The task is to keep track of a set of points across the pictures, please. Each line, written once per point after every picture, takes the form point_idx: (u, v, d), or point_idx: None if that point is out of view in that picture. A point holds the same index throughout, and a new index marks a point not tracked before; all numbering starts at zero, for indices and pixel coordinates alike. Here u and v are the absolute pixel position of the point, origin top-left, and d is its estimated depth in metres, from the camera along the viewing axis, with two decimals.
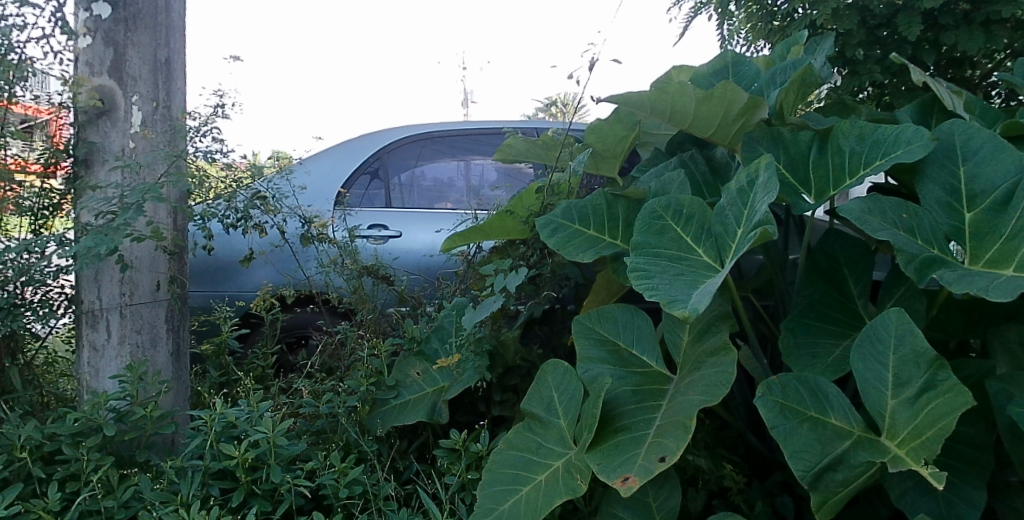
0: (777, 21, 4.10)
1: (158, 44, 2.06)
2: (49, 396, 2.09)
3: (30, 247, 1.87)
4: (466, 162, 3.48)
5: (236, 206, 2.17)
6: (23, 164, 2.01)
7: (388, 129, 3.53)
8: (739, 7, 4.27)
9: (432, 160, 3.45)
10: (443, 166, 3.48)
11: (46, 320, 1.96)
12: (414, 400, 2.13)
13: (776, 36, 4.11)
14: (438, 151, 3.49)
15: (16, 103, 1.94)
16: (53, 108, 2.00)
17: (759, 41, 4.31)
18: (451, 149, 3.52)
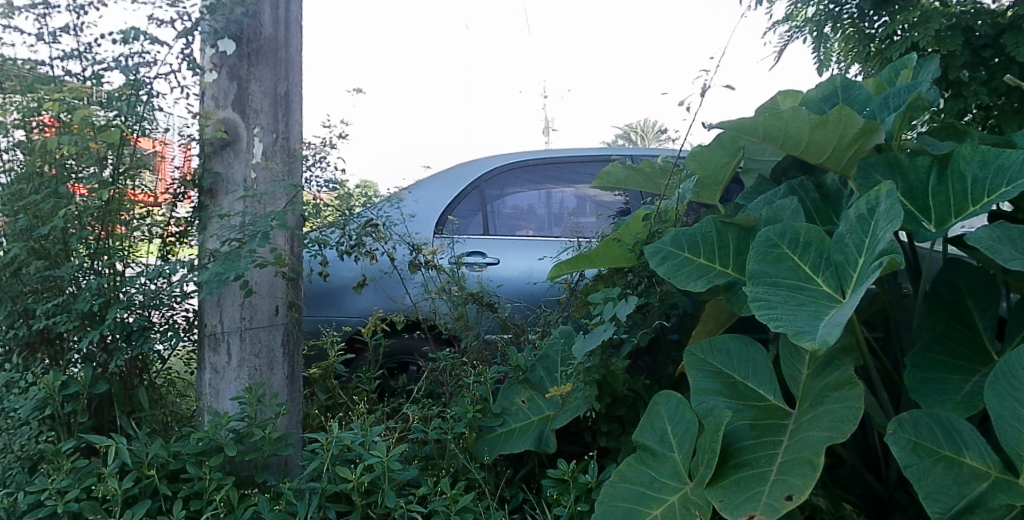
0: (875, 44, 4.01)
1: (278, 78, 2.13)
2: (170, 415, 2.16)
3: (161, 272, 1.98)
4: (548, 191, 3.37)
5: (350, 233, 2.14)
6: (153, 196, 2.08)
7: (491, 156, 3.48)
8: (835, 29, 4.11)
9: (519, 188, 3.36)
10: (522, 194, 3.38)
11: (171, 342, 2.03)
12: (520, 428, 2.13)
13: (875, 59, 4.01)
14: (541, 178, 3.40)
15: (146, 138, 2.03)
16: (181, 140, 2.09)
17: (854, 65, 4.20)
18: (539, 178, 3.44)
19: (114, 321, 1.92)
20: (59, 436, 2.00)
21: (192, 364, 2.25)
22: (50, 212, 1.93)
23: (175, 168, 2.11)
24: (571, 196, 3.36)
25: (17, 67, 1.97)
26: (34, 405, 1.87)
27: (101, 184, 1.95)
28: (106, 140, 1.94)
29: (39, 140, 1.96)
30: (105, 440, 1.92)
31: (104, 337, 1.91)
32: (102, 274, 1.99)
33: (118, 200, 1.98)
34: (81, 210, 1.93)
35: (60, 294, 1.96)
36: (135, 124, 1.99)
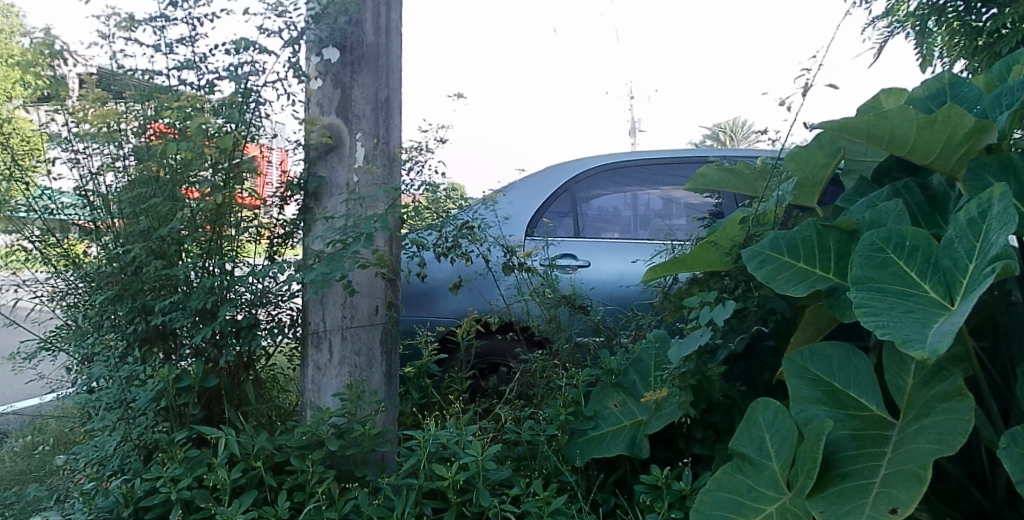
0: (984, 38, 3.80)
1: (378, 84, 2.20)
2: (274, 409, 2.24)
3: (268, 272, 2.04)
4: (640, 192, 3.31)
5: (447, 234, 2.20)
6: (258, 198, 2.14)
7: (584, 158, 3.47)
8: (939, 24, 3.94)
9: (611, 190, 3.32)
10: (610, 195, 3.33)
11: (277, 339, 2.10)
12: (612, 432, 2.13)
13: (984, 54, 3.80)
14: (633, 180, 3.35)
15: (253, 143, 2.10)
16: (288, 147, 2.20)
17: (960, 60, 3.98)
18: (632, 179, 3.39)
19: (225, 318, 1.99)
20: (172, 427, 2.05)
21: (294, 360, 2.30)
22: (166, 214, 2.01)
23: (283, 172, 2.19)
24: (657, 197, 3.27)
25: (138, 78, 2.07)
26: (152, 396, 1.93)
27: (214, 188, 2.01)
28: (218, 145, 1.98)
29: (157, 144, 2.03)
30: (215, 431, 1.97)
31: (215, 333, 2.01)
32: (214, 274, 2.06)
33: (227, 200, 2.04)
34: (197, 211, 2.01)
35: (175, 293, 2.02)
36: (245, 130, 2.07)
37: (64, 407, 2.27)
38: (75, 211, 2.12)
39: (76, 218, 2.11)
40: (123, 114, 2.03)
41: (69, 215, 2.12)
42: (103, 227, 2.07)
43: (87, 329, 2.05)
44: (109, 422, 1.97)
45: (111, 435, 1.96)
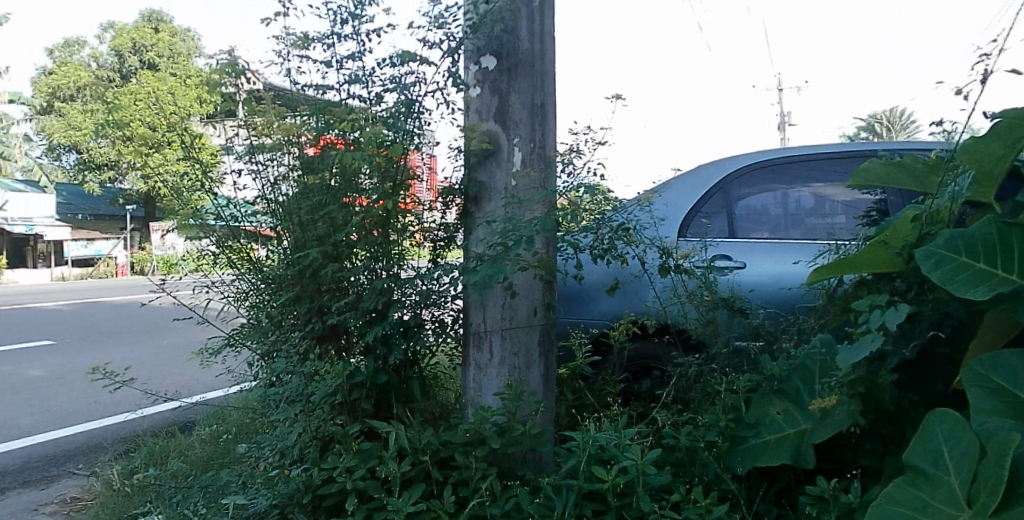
0: None
1: (534, 90, 2.24)
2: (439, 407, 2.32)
3: (433, 275, 2.13)
4: (795, 190, 3.20)
5: (602, 238, 2.26)
6: (414, 204, 2.19)
7: (734, 157, 3.40)
8: None
9: (764, 188, 3.23)
10: (762, 195, 3.24)
11: (442, 338, 2.20)
12: (775, 440, 2.09)
13: None
14: (789, 177, 3.23)
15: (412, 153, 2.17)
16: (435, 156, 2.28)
17: None
18: (786, 177, 3.28)
19: (395, 320, 2.10)
20: (346, 421, 2.13)
21: (455, 358, 2.38)
22: (340, 220, 2.09)
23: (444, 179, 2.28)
24: (811, 195, 3.15)
25: (311, 95, 2.20)
26: (328, 390, 2.00)
27: (383, 196, 2.08)
28: (388, 154, 2.07)
29: (327, 155, 2.11)
30: (386, 425, 2.05)
31: (384, 333, 2.10)
32: (382, 276, 2.14)
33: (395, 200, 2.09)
34: (366, 215, 2.07)
35: (346, 294, 2.12)
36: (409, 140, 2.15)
37: (248, 400, 2.45)
38: (257, 216, 2.27)
39: (258, 223, 2.27)
40: (300, 127, 2.14)
41: (257, 220, 2.28)
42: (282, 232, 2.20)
43: (267, 325, 2.22)
44: (290, 414, 2.06)
45: (293, 426, 2.05)
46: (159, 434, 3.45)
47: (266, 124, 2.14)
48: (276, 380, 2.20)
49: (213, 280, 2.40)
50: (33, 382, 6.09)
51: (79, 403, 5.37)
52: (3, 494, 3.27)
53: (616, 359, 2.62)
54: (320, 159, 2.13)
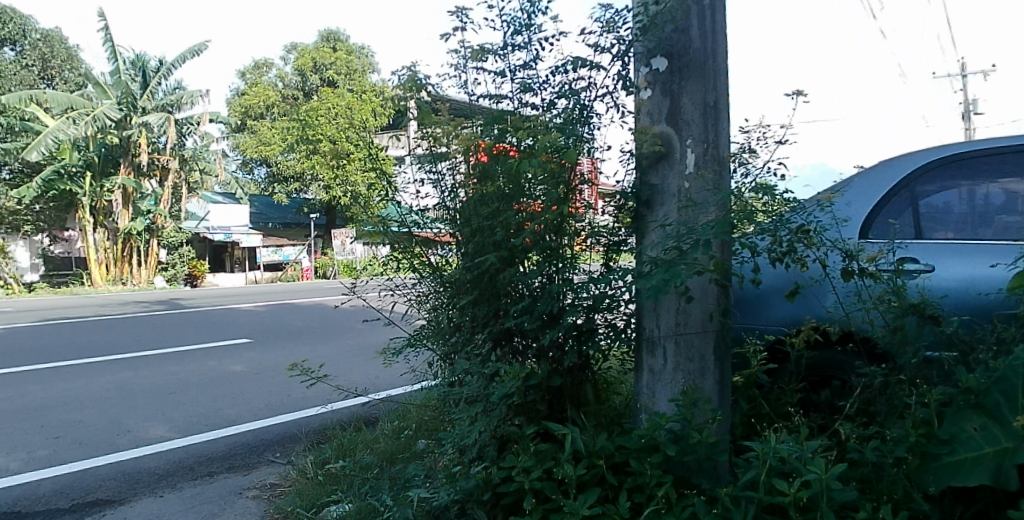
0: None
1: (705, 89, 2.34)
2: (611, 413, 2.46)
3: (604, 281, 2.20)
4: (987, 186, 3.07)
5: (781, 238, 2.20)
6: (582, 207, 2.31)
7: (916, 152, 3.33)
8: None
9: (951, 185, 3.13)
10: (948, 192, 3.14)
11: (613, 344, 2.30)
12: (973, 459, 1.90)
13: None
14: (979, 173, 3.11)
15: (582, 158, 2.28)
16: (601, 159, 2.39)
17: None
18: (976, 172, 3.15)
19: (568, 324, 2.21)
20: (525, 421, 2.25)
21: (627, 360, 2.50)
22: (516, 225, 2.24)
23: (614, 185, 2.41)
24: (1001, 192, 3.04)
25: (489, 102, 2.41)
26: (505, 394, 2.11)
27: (557, 201, 2.18)
28: (561, 160, 2.15)
29: (500, 160, 2.25)
30: (562, 428, 2.10)
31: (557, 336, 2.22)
32: (556, 281, 2.29)
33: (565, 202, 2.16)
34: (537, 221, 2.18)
35: (522, 298, 2.30)
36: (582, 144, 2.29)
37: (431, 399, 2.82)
38: (439, 224, 2.56)
39: (435, 229, 2.58)
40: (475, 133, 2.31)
41: (436, 227, 2.59)
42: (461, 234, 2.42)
43: (448, 327, 2.48)
44: (469, 412, 2.23)
45: (474, 425, 2.18)
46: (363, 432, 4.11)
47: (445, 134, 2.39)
48: (455, 378, 2.47)
49: (400, 281, 2.77)
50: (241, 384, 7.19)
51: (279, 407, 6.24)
52: (215, 476, 4.33)
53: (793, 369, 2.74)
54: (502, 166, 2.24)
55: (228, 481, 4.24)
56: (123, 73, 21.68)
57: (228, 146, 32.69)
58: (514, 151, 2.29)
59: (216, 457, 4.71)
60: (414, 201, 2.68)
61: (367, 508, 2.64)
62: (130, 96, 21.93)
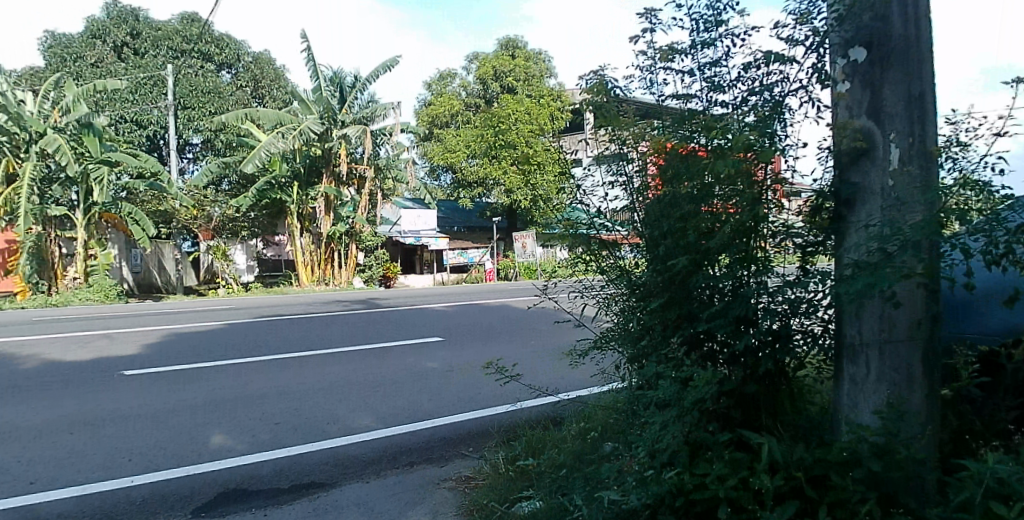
0: None
1: (907, 81, 3.69)
2: (807, 426, 3.93)
3: (807, 285, 3.72)
4: None
5: (994, 240, 3.24)
6: (778, 204, 3.89)
7: None
8: None
9: None
10: None
11: (810, 342, 3.91)
12: None
13: None
14: None
15: (777, 186, 3.87)
16: (779, 184, 3.88)
17: None
18: None
19: (765, 328, 3.82)
20: (718, 425, 3.91)
21: (821, 366, 4.10)
22: (708, 227, 3.92)
23: (807, 186, 3.97)
24: None
25: (705, 116, 4.09)
26: (704, 397, 3.57)
27: (749, 203, 3.76)
28: (755, 157, 3.69)
29: (692, 156, 3.99)
30: (760, 439, 3.35)
31: (751, 340, 3.86)
32: (752, 283, 3.88)
33: (760, 208, 3.76)
34: (730, 229, 3.78)
35: (714, 304, 3.97)
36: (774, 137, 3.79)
37: (622, 399, 4.73)
38: (616, 227, 4.58)
39: (620, 232, 4.53)
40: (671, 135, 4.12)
41: (622, 231, 4.52)
42: (658, 263, 4.14)
43: (637, 335, 4.35)
44: (669, 419, 3.73)
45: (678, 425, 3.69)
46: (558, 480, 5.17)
47: (635, 137, 4.33)
48: (644, 383, 4.29)
49: (589, 283, 4.85)
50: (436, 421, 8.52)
51: (472, 452, 7.40)
52: (420, 466, 6.90)
53: (1009, 384, 3.75)
54: (686, 159, 3.99)
55: (424, 472, 6.69)
56: (324, 91, 28.60)
57: (423, 153, 38.79)
58: (702, 147, 3.99)
59: (423, 446, 7.54)
60: (602, 204, 4.70)
61: (558, 507, 4.57)
62: (331, 111, 29.19)
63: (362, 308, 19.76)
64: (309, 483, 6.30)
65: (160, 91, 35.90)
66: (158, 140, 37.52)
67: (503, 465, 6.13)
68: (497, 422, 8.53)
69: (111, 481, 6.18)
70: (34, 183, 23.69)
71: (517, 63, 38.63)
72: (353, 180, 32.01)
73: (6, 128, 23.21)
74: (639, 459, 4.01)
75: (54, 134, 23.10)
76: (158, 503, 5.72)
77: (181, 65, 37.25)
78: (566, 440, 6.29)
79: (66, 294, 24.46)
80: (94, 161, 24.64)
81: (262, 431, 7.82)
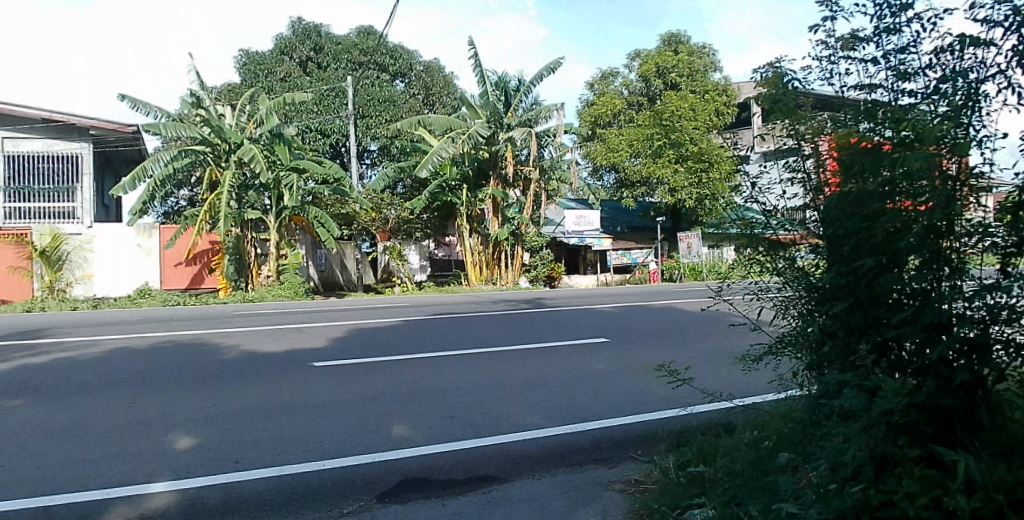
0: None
1: None
2: (1013, 441, 3.68)
3: (1001, 290, 3.61)
4: None
5: None
6: (969, 205, 3.80)
7: None
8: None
9: None
10: None
11: (1011, 353, 3.68)
12: None
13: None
14: None
15: (970, 179, 3.82)
16: (969, 178, 3.82)
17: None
18: None
19: (960, 336, 3.66)
20: (908, 440, 3.75)
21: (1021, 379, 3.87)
22: (898, 226, 3.85)
23: (1005, 181, 3.80)
24: None
25: (894, 109, 4.12)
26: (893, 408, 3.61)
27: (942, 198, 3.67)
28: (935, 148, 3.71)
29: (875, 150, 4.06)
30: (954, 456, 3.38)
31: (947, 350, 3.69)
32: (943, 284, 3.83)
33: (956, 206, 3.64)
34: (918, 229, 3.74)
35: (904, 307, 3.94)
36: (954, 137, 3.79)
37: (806, 402, 4.88)
38: (790, 226, 4.64)
39: (795, 232, 4.60)
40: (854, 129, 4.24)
41: (797, 230, 4.58)
42: (842, 264, 4.17)
43: (820, 336, 4.48)
44: (855, 430, 3.83)
45: (866, 441, 3.73)
46: (730, 489, 5.24)
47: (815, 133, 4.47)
48: (827, 389, 4.39)
49: (764, 286, 4.89)
50: (604, 421, 8.81)
51: (640, 454, 7.57)
52: (589, 466, 7.23)
53: None
54: (870, 155, 4.04)
55: (593, 473, 7.00)
56: (491, 95, 30.30)
57: (585, 153, 39.20)
58: (887, 140, 4.07)
59: (593, 446, 7.87)
60: (777, 202, 4.79)
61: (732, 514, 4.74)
62: (497, 114, 30.64)
63: (529, 307, 20.56)
64: (483, 476, 6.87)
65: (341, 101, 39.64)
66: (341, 149, 41.63)
67: (673, 471, 6.28)
68: (667, 426, 8.60)
69: (309, 462, 7.10)
70: (231, 191, 27.61)
71: (680, 59, 37.66)
72: (520, 181, 33.14)
73: (209, 141, 27.32)
74: (818, 473, 4.11)
75: (249, 145, 26.88)
76: (357, 482, 6.59)
77: (361, 78, 41.25)
78: (739, 447, 6.22)
79: (263, 290, 28.00)
80: (283, 168, 28.25)
81: (439, 424, 8.60)
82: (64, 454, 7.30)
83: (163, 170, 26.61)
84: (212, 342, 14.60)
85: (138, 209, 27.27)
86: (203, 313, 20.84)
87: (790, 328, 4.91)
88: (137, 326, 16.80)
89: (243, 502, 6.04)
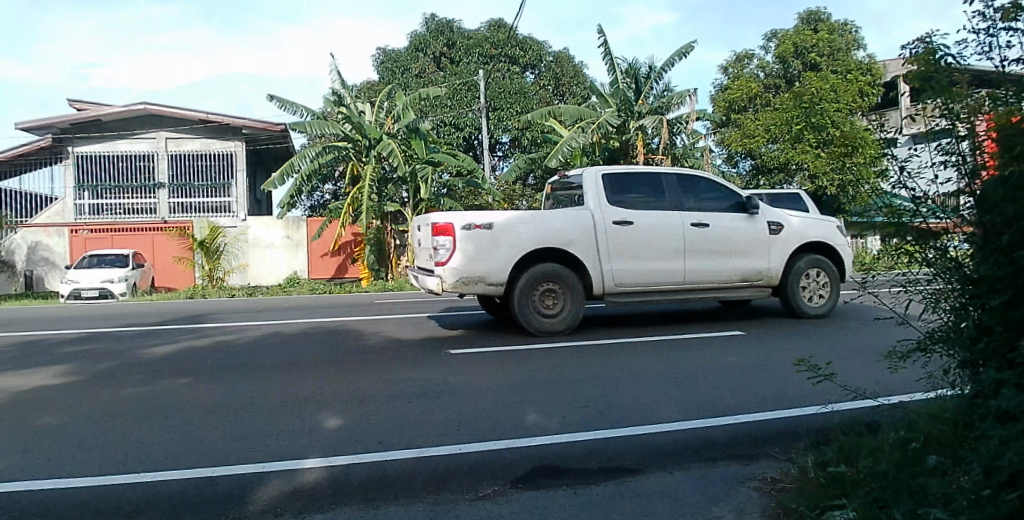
0: None
1: None
2: None
3: None
4: None
5: None
6: None
7: None
8: None
9: None
10: None
11: None
12: None
13: None
14: None
15: None
16: None
17: None
18: None
19: None
20: None
21: None
22: None
23: None
24: None
25: None
26: None
27: None
28: None
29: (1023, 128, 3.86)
30: None
31: None
32: None
33: None
34: None
35: None
36: None
37: (960, 405, 4.75)
38: (941, 214, 4.69)
39: (947, 221, 4.65)
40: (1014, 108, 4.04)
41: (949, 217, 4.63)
42: (1003, 255, 4.05)
43: (977, 331, 4.40)
44: (1013, 433, 3.73)
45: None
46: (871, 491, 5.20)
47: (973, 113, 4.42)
48: (985, 390, 4.29)
49: (913, 277, 5.01)
50: (740, 417, 8.80)
51: (778, 452, 7.54)
52: (724, 462, 7.32)
53: None
54: None
55: (728, 469, 7.10)
56: (620, 83, 30.36)
57: (717, 139, 37.97)
58: None
59: (728, 441, 7.93)
60: (928, 188, 4.85)
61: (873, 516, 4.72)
62: (627, 102, 30.58)
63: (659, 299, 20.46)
64: (616, 467, 7.20)
65: (472, 96, 41.32)
66: (472, 142, 43.29)
67: (812, 470, 6.25)
68: (807, 424, 8.44)
69: (447, 445, 7.82)
70: (373, 183, 29.77)
71: (820, 37, 35.67)
72: (650, 170, 32.04)
73: (352, 137, 29.51)
74: (972, 477, 4.07)
75: (387, 140, 28.94)
76: (499, 466, 7.17)
77: (492, 71, 42.67)
78: (885, 448, 6.04)
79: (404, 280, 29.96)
80: (420, 161, 29.96)
81: (572, 413, 9.04)
82: (251, 429, 8.55)
83: (309, 166, 29.15)
84: (359, 328, 16.06)
85: (287, 202, 30.21)
86: (350, 302, 22.81)
87: (941, 323, 4.89)
88: (294, 313, 18.84)
89: (401, 479, 6.83)
